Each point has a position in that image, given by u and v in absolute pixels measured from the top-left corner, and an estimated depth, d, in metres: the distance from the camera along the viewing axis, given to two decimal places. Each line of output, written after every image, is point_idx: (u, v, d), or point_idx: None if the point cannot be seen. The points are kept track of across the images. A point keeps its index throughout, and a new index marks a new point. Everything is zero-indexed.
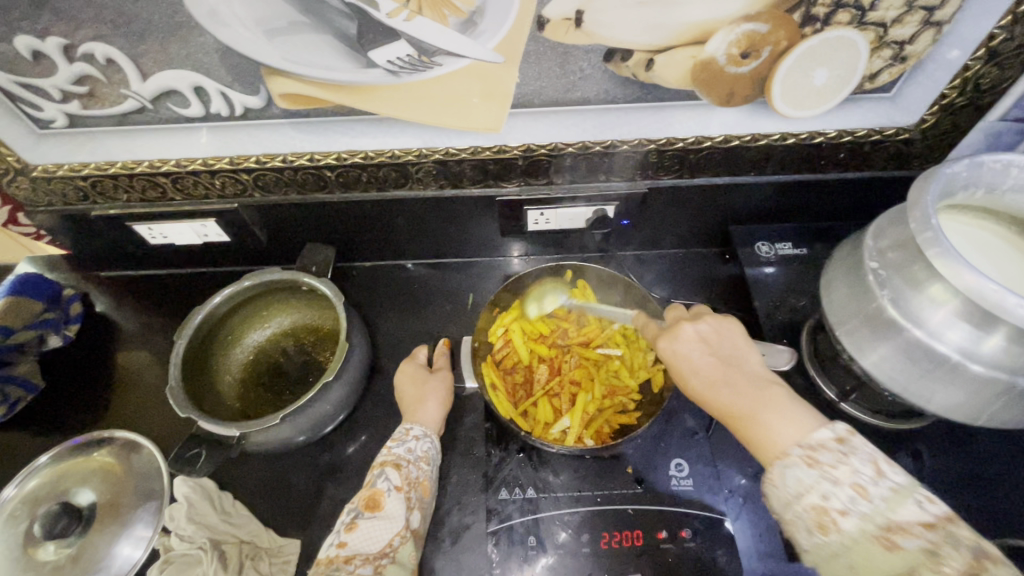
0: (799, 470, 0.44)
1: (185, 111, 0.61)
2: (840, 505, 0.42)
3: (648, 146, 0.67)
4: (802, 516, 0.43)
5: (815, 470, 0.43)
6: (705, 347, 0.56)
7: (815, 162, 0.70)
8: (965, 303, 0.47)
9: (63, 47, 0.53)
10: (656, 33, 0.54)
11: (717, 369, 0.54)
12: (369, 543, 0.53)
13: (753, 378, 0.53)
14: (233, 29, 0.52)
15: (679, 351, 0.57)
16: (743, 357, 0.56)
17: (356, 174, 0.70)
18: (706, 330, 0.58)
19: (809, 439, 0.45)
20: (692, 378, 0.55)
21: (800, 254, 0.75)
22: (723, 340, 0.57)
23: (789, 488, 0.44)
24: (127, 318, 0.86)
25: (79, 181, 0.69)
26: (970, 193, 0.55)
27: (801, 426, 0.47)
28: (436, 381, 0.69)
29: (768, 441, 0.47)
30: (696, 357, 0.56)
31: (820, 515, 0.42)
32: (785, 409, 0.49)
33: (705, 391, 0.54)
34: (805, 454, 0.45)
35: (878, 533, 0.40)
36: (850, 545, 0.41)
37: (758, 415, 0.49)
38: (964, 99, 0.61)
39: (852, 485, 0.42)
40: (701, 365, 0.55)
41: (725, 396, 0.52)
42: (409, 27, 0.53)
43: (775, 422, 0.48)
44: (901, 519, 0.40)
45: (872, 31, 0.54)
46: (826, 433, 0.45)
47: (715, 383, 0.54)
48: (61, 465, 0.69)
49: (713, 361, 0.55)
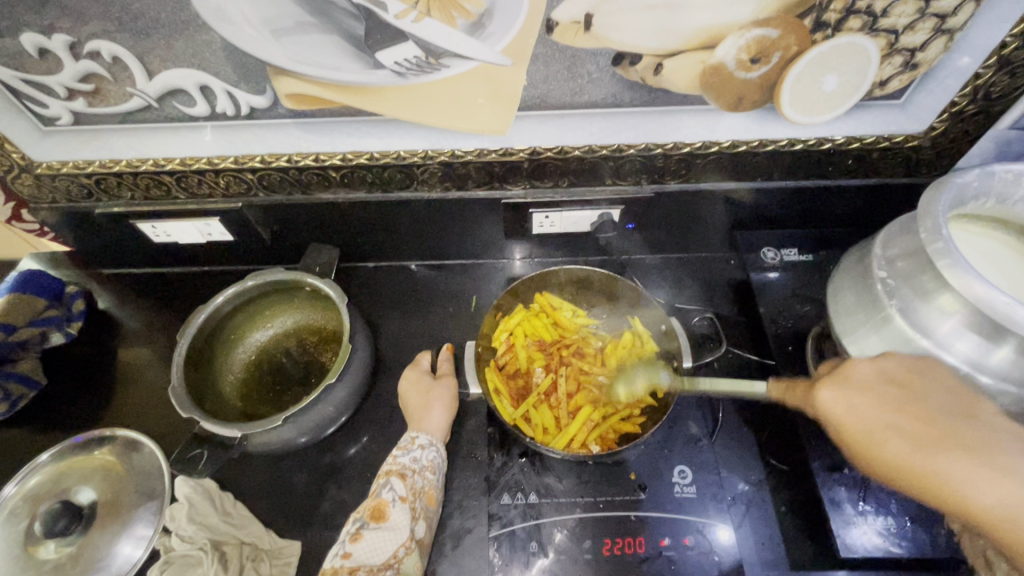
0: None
1: (191, 109, 0.60)
2: None
3: (654, 150, 0.66)
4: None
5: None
6: (900, 399, 0.46)
7: (822, 168, 0.69)
8: (974, 314, 0.46)
9: (69, 44, 0.53)
10: (664, 37, 0.53)
11: (934, 431, 0.44)
12: (374, 554, 0.53)
13: (1008, 446, 0.42)
14: (239, 28, 0.52)
15: (852, 406, 0.48)
16: (968, 418, 0.45)
17: (360, 175, 0.70)
18: (903, 379, 0.47)
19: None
20: (892, 443, 0.45)
21: (806, 260, 0.75)
22: (928, 385, 0.46)
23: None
24: (129, 315, 0.85)
25: (83, 178, 0.69)
26: (980, 202, 0.54)
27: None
28: (441, 387, 0.69)
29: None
30: (884, 418, 0.47)
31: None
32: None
33: (920, 467, 0.43)
34: None
35: None
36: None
37: (1014, 509, 0.39)
38: (974, 107, 0.61)
39: None
40: (908, 429, 0.45)
41: (957, 474, 0.42)
42: (418, 29, 0.52)
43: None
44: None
45: (884, 37, 0.54)
46: None
47: (936, 453, 0.43)
48: (62, 463, 0.69)
49: (914, 427, 0.45)
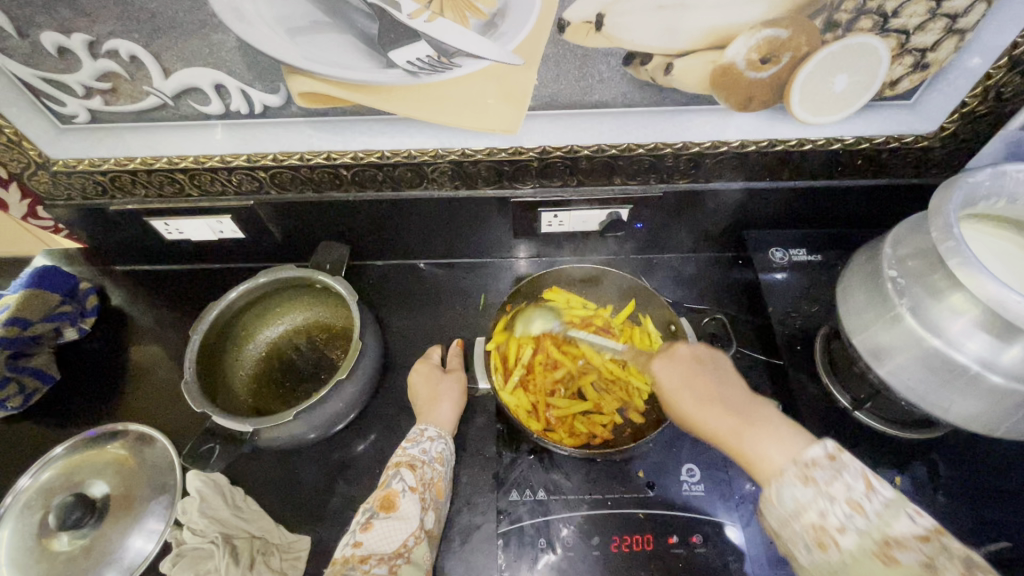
0: (795, 487, 0.45)
1: (205, 108, 0.61)
2: (837, 522, 0.42)
3: (664, 150, 0.66)
4: (800, 533, 0.44)
5: (811, 487, 0.44)
6: (692, 370, 0.60)
7: (831, 168, 0.70)
8: (986, 313, 0.46)
9: (88, 43, 0.54)
10: (675, 37, 0.54)
11: (711, 392, 0.57)
12: (385, 542, 0.53)
13: (748, 402, 0.56)
14: (255, 27, 0.52)
15: (669, 373, 0.60)
16: (731, 384, 0.59)
17: (371, 173, 0.70)
18: (697, 352, 0.62)
19: (801, 455, 0.47)
20: (686, 399, 0.58)
21: (815, 261, 0.74)
22: (714, 361, 0.62)
23: (788, 506, 0.45)
24: (142, 312, 0.86)
25: (98, 176, 0.70)
26: (991, 202, 0.54)
27: (788, 442, 0.49)
28: (450, 382, 0.69)
29: (756, 459, 0.49)
30: (683, 375, 0.60)
31: (818, 535, 0.43)
32: (771, 423, 0.52)
33: (692, 409, 0.57)
34: (800, 471, 0.46)
35: (877, 549, 0.41)
36: (850, 562, 0.41)
37: (740, 436, 0.52)
38: (985, 107, 0.61)
39: (847, 501, 0.43)
40: (695, 388, 0.58)
41: (714, 420, 0.55)
42: (430, 29, 0.53)
43: (761, 443, 0.50)
44: (898, 533, 0.41)
45: (894, 37, 0.54)
46: (819, 450, 0.46)
47: (706, 408, 0.56)
48: (76, 456, 0.70)
49: (703, 382, 0.59)
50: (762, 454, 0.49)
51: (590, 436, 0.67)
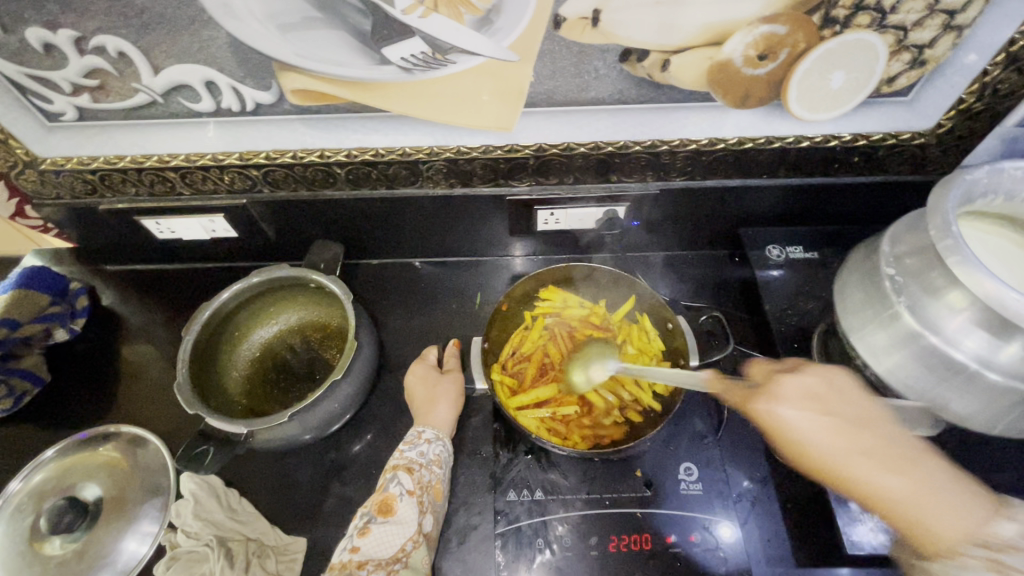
0: (977, 574, 0.42)
1: (196, 105, 0.60)
2: None
3: (660, 147, 0.66)
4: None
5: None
6: (823, 412, 0.50)
7: (828, 165, 0.69)
8: (984, 311, 0.46)
9: (75, 39, 0.53)
10: (671, 34, 0.53)
11: (851, 441, 0.49)
12: (382, 548, 0.53)
13: (899, 446, 0.49)
14: (246, 23, 0.52)
15: (794, 420, 0.50)
16: (875, 425, 0.50)
17: (366, 171, 0.69)
18: (817, 383, 0.52)
19: (985, 533, 0.43)
20: (821, 455, 0.49)
21: (810, 258, 0.74)
22: (837, 394, 0.52)
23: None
24: (133, 312, 0.85)
25: (87, 174, 0.68)
26: (988, 200, 0.54)
27: (957, 509, 0.45)
28: (447, 382, 0.69)
29: (922, 532, 0.45)
30: (817, 423, 0.50)
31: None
32: (938, 483, 0.47)
33: (837, 464, 0.49)
34: (985, 555, 0.42)
35: None
36: None
37: (902, 505, 0.46)
38: (981, 104, 0.61)
39: None
40: (835, 432, 0.49)
41: (861, 470, 0.48)
42: (424, 25, 0.52)
43: (939, 510, 0.45)
44: None
45: (892, 34, 0.54)
46: (1012, 528, 0.43)
47: (856, 459, 0.48)
48: (67, 459, 0.69)
49: (838, 424, 0.50)
50: (936, 524, 0.45)
51: (589, 435, 0.66)
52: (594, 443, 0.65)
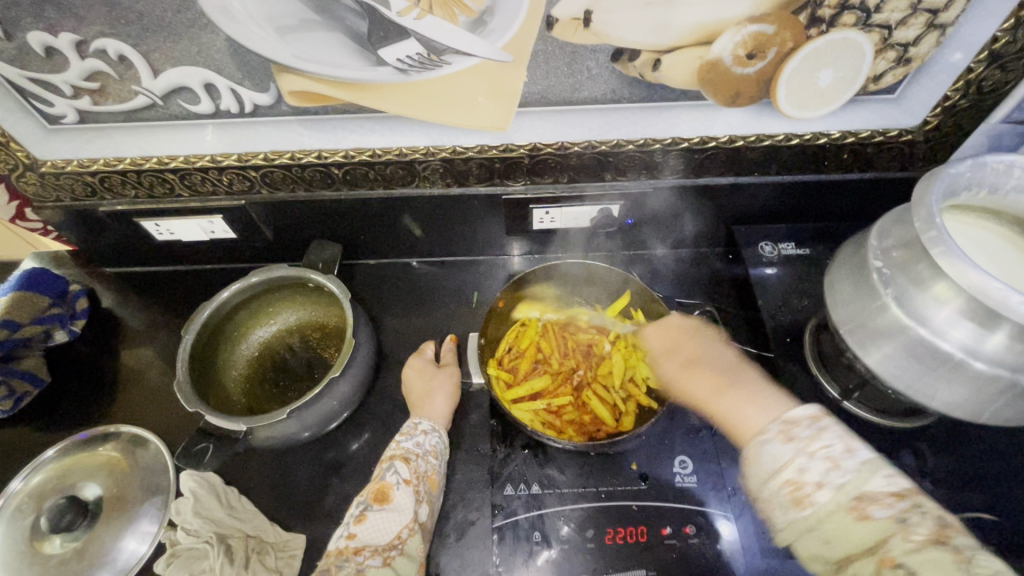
0: (776, 446, 0.51)
1: (195, 107, 0.61)
2: (815, 478, 0.47)
3: (653, 145, 0.67)
4: (779, 491, 0.49)
5: (791, 444, 0.50)
6: (674, 340, 0.69)
7: (818, 163, 0.71)
8: (968, 301, 0.47)
9: (76, 43, 0.54)
10: (662, 33, 0.54)
11: (691, 361, 0.67)
12: (378, 535, 0.54)
13: (731, 371, 0.64)
14: (245, 26, 0.52)
15: (652, 340, 0.70)
16: (720, 356, 0.67)
17: (363, 172, 0.70)
18: (682, 329, 0.70)
19: (784, 417, 0.52)
20: (666, 365, 0.67)
21: (803, 254, 0.75)
22: (698, 338, 0.69)
23: (768, 464, 0.50)
24: (132, 314, 0.86)
25: (87, 177, 0.69)
26: (973, 193, 0.55)
27: (769, 409, 0.56)
28: (443, 376, 0.70)
29: (738, 420, 0.57)
30: (670, 344, 0.69)
31: (795, 490, 0.48)
32: (752, 390, 0.60)
33: (663, 373, 0.67)
34: (782, 431, 0.51)
35: (850, 504, 0.45)
36: (824, 515, 0.46)
37: (728, 400, 0.60)
38: (967, 101, 0.62)
39: (825, 458, 0.48)
40: (679, 353, 0.68)
41: (691, 379, 0.65)
42: (419, 26, 0.53)
43: (735, 405, 0.58)
44: (871, 490, 0.45)
45: (877, 32, 0.55)
46: (802, 413, 0.52)
47: (691, 369, 0.66)
48: (67, 459, 0.69)
49: (682, 347, 0.69)
50: (743, 415, 0.57)
51: (581, 430, 0.67)
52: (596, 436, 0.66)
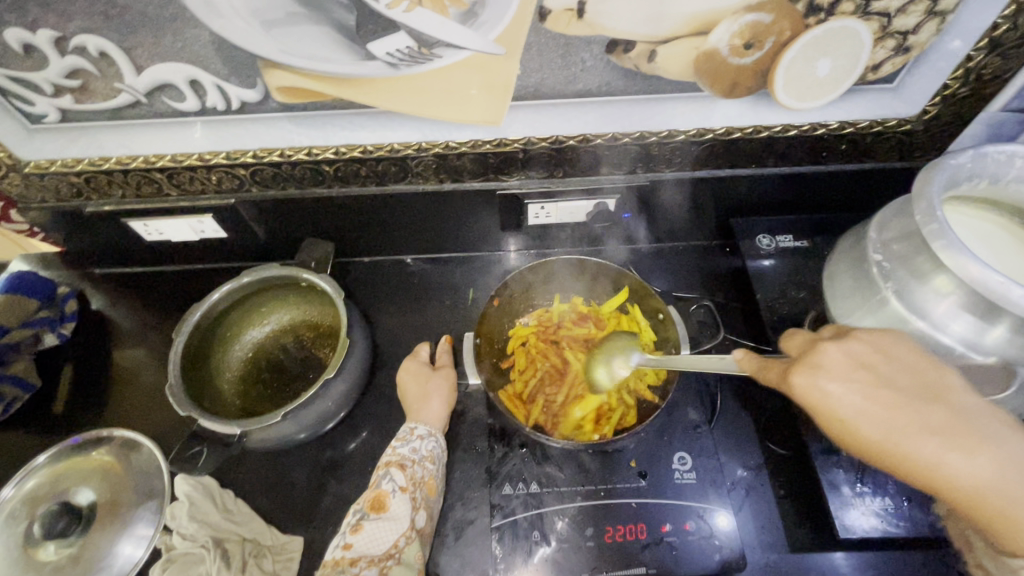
0: None
1: (180, 105, 0.60)
2: None
3: (649, 138, 0.66)
4: None
5: None
6: (870, 379, 0.45)
7: (816, 153, 0.70)
8: (970, 295, 0.46)
9: (55, 39, 0.52)
10: (658, 24, 0.53)
11: (910, 418, 0.43)
12: (374, 544, 0.53)
13: (970, 418, 0.43)
14: (229, 20, 0.51)
15: (840, 394, 0.44)
16: (948, 395, 0.45)
17: (354, 168, 0.69)
18: (863, 352, 0.47)
19: None
20: (871, 429, 0.44)
21: (801, 247, 0.75)
22: (887, 362, 0.46)
23: None
24: (123, 315, 0.85)
25: (72, 177, 0.68)
26: (973, 184, 0.54)
27: None
28: (438, 379, 0.69)
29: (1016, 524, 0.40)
30: (870, 396, 0.44)
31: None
32: None
33: (884, 442, 0.43)
34: None
35: None
36: None
37: (999, 490, 0.40)
38: (966, 89, 0.61)
39: None
40: (881, 409, 0.44)
41: (929, 451, 0.42)
42: (409, 19, 0.52)
43: None
44: None
45: (876, 20, 0.54)
46: None
47: (936, 443, 0.42)
48: (60, 464, 0.68)
49: (894, 399, 0.44)
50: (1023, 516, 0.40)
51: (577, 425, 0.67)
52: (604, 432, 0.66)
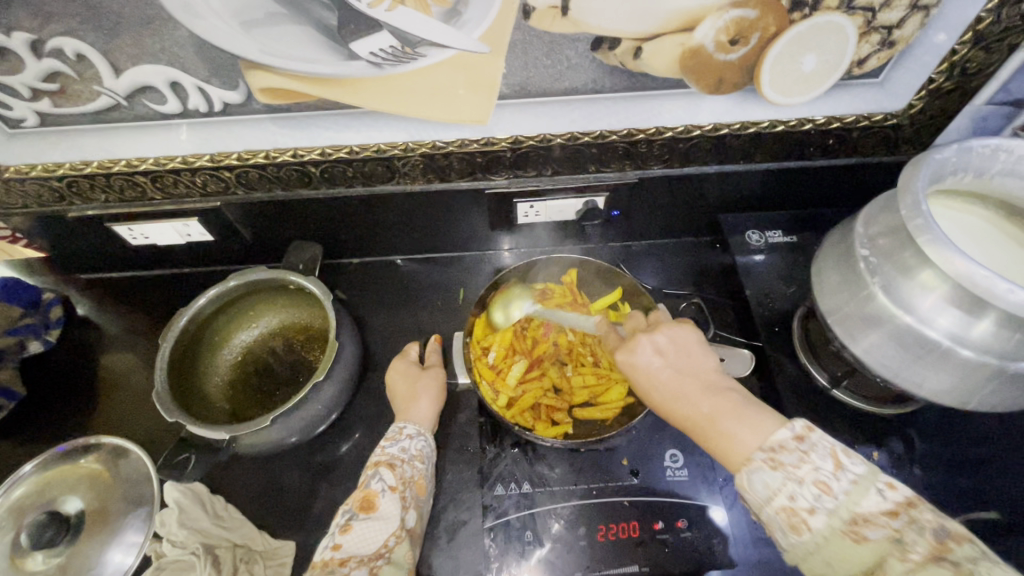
0: (764, 473, 0.44)
1: (161, 107, 0.59)
2: (807, 504, 0.41)
3: (637, 136, 0.66)
4: (774, 517, 0.43)
5: (778, 471, 0.43)
6: (661, 351, 0.56)
7: (804, 149, 0.70)
8: (955, 289, 0.47)
9: (31, 42, 0.51)
10: (643, 21, 0.53)
11: (678, 382, 0.53)
12: (364, 544, 0.52)
13: (707, 385, 0.52)
14: (209, 21, 0.50)
15: (636, 360, 0.56)
16: (700, 360, 0.55)
17: (341, 170, 0.69)
18: (670, 339, 0.56)
19: (767, 439, 0.45)
20: (656, 388, 0.54)
21: (790, 242, 0.75)
22: (679, 342, 0.56)
23: (759, 493, 0.44)
24: (110, 321, 0.84)
25: (54, 181, 0.67)
26: (959, 177, 0.54)
27: (758, 430, 0.46)
28: (428, 378, 0.68)
29: (728, 449, 0.47)
30: (655, 360, 0.55)
31: (790, 516, 0.42)
32: (749, 420, 0.47)
33: (664, 402, 0.53)
34: (768, 457, 0.44)
35: (844, 528, 0.40)
36: (822, 542, 0.41)
37: (717, 424, 0.48)
38: (952, 83, 0.61)
39: (815, 482, 0.42)
40: (664, 376, 0.54)
41: (688, 408, 0.51)
42: (391, 18, 0.51)
43: (736, 431, 0.47)
44: (864, 510, 0.40)
45: (861, 15, 0.54)
46: (786, 433, 0.45)
47: (677, 396, 0.52)
48: (46, 473, 0.68)
49: (678, 369, 0.54)
50: (729, 442, 0.47)
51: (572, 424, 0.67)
52: (605, 428, 0.66)
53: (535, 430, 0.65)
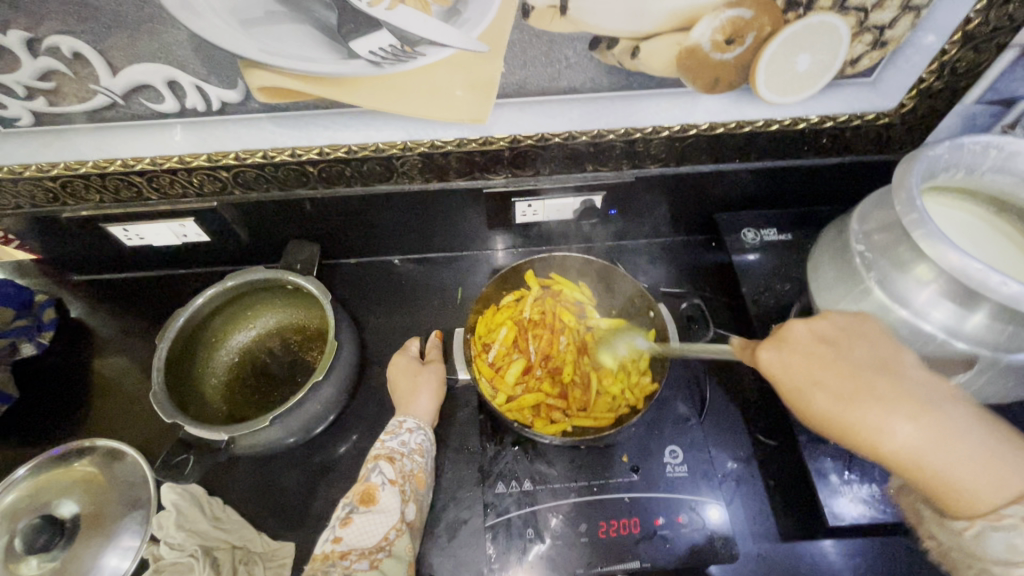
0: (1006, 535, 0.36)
1: (158, 106, 0.58)
2: None
3: (634, 134, 0.66)
4: None
5: None
6: (826, 353, 0.49)
7: (798, 147, 0.71)
8: (949, 283, 0.48)
9: (27, 40, 0.51)
10: (640, 20, 0.53)
11: (858, 383, 0.46)
12: (365, 537, 0.52)
13: (909, 392, 0.45)
14: (208, 19, 0.50)
15: (789, 362, 0.49)
16: (886, 361, 0.47)
17: (338, 170, 0.69)
18: (830, 336, 0.50)
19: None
20: (819, 395, 0.47)
21: (784, 240, 0.76)
22: (851, 341, 0.49)
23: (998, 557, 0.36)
24: (103, 323, 0.83)
25: (47, 181, 0.66)
26: (950, 174, 0.55)
27: (998, 471, 0.39)
28: (427, 372, 0.68)
29: (951, 486, 0.40)
30: (821, 367, 0.48)
31: None
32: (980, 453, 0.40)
33: (834, 412, 0.46)
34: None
35: None
36: None
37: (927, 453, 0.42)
38: (941, 83, 0.62)
39: None
40: (832, 382, 0.47)
41: (871, 419, 0.44)
42: (391, 17, 0.51)
43: (959, 463, 0.40)
44: None
45: (853, 15, 0.55)
46: None
47: (857, 405, 0.45)
48: (40, 477, 0.67)
49: (850, 371, 0.47)
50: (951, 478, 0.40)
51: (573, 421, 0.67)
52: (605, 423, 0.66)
53: (534, 426, 0.66)
